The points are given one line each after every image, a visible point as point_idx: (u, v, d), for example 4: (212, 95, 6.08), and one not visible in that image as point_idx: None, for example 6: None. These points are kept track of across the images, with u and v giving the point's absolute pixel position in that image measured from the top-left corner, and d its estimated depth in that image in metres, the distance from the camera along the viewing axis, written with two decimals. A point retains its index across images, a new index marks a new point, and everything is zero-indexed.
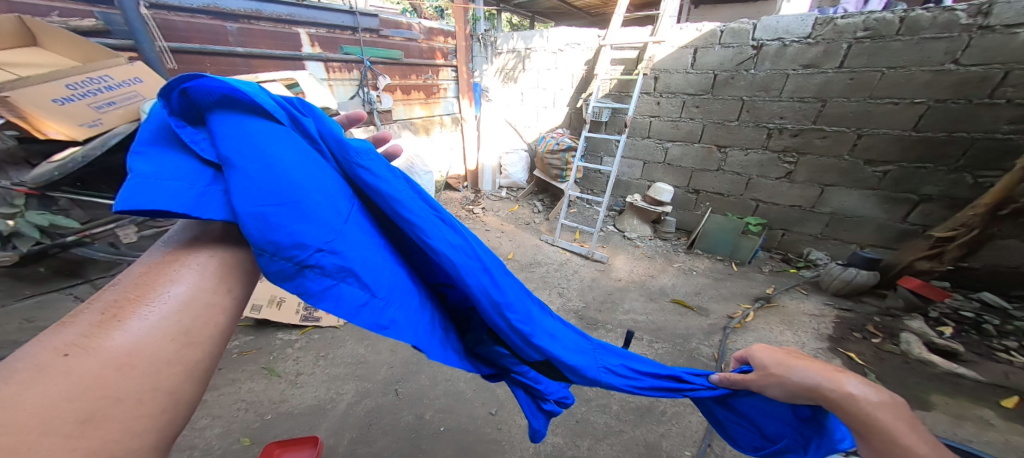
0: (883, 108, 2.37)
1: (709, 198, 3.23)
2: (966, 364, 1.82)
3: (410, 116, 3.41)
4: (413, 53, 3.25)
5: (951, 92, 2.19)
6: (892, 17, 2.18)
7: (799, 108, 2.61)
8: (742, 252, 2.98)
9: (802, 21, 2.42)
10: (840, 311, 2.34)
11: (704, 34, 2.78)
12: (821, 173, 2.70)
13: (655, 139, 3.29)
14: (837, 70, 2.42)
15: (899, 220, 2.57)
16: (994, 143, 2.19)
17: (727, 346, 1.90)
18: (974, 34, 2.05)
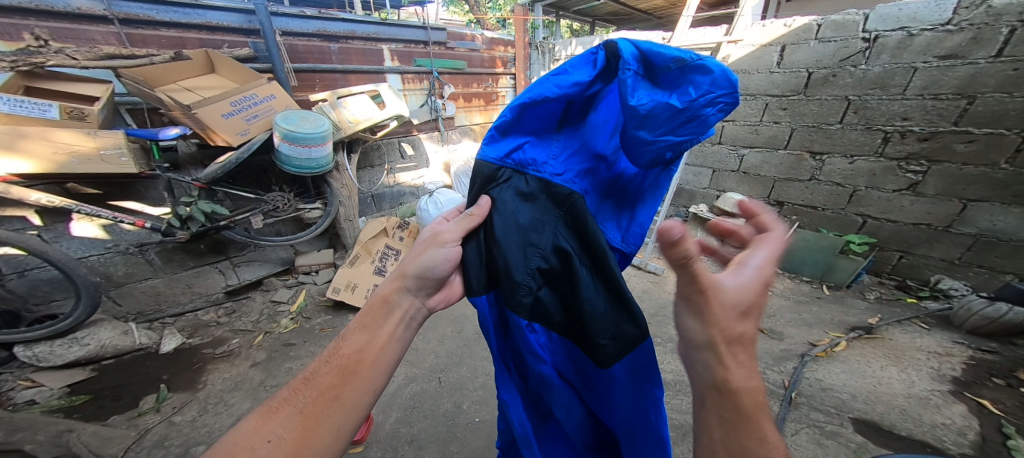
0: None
1: (797, 211, 2.86)
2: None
3: (471, 122, 3.66)
4: (477, 63, 3.49)
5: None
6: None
7: (931, 107, 2.17)
8: (839, 274, 2.55)
9: (938, 7, 2.04)
10: (973, 351, 1.87)
11: (794, 30, 2.51)
12: (962, 187, 2.21)
13: (728, 145, 3.04)
14: (991, 60, 1.97)
15: None
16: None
17: (802, 374, 1.66)
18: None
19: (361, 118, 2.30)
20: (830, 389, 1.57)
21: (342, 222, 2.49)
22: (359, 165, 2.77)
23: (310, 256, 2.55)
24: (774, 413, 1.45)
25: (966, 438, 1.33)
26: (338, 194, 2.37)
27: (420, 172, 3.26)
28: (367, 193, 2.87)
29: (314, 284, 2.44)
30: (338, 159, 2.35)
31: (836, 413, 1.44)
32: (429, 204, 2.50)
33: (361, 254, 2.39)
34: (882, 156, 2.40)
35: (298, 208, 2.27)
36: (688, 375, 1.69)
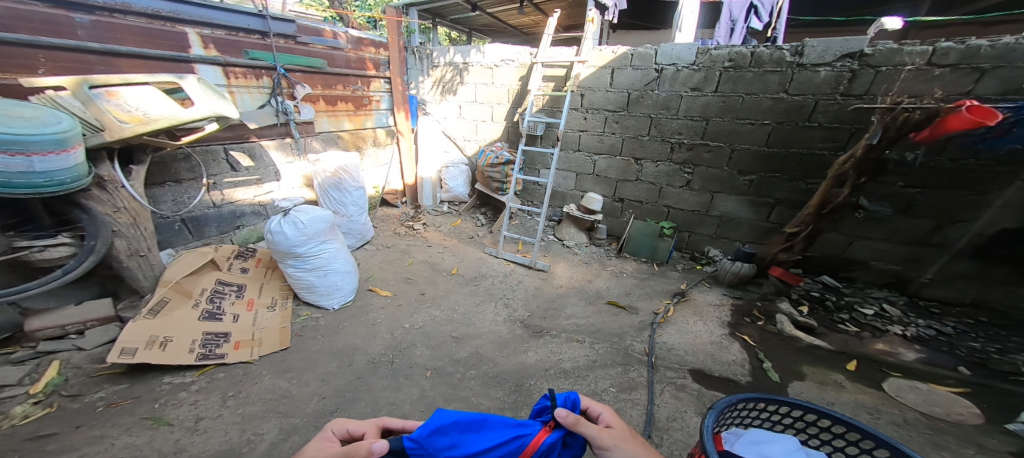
0: (745, 128, 2.90)
1: (632, 206, 3.57)
2: (819, 337, 2.32)
3: (338, 128, 3.21)
4: (338, 61, 3.06)
5: (785, 116, 2.75)
6: (746, 51, 2.70)
7: (690, 126, 3.07)
8: (661, 253, 3.35)
9: (689, 50, 2.87)
10: (732, 298, 2.78)
11: (618, 57, 3.13)
12: (708, 182, 3.19)
13: (585, 153, 3.56)
14: (714, 93, 2.90)
15: (767, 220, 3.10)
16: (813, 158, 2.77)
17: (655, 340, 2.14)
18: (795, 70, 2.61)
19: (154, 115, 1.69)
20: (673, 349, 2.08)
21: (121, 259, 1.82)
22: (152, 179, 2.07)
23: (57, 315, 1.78)
24: (645, 379, 1.82)
25: (744, 367, 1.98)
26: (107, 220, 1.71)
27: (267, 187, 2.70)
28: (174, 217, 2.19)
29: (76, 351, 1.72)
30: (101, 173, 1.67)
31: (680, 367, 1.93)
32: (284, 224, 2.07)
33: (171, 297, 1.83)
34: (672, 161, 3.25)
35: (17, 245, 1.55)
36: (582, 359, 1.95)
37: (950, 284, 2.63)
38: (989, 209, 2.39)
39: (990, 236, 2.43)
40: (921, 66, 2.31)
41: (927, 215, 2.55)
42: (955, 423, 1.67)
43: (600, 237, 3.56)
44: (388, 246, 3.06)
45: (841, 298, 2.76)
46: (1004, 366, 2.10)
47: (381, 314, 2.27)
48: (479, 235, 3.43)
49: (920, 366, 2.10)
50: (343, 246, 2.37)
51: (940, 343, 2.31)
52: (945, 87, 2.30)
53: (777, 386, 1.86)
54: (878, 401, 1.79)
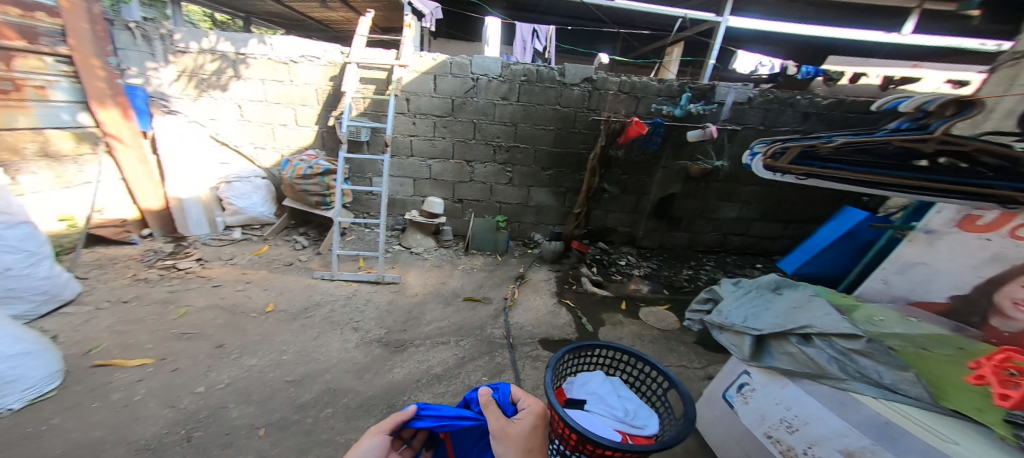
0: (539, 132, 3.54)
1: (471, 205, 3.80)
2: (605, 289, 3.17)
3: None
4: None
5: (561, 123, 3.51)
6: (533, 68, 3.29)
7: (502, 131, 3.52)
8: (501, 244, 3.70)
9: (495, 63, 3.26)
10: (555, 272, 3.40)
11: (439, 64, 3.24)
12: (524, 178, 3.73)
13: (419, 158, 3.53)
14: (517, 103, 3.41)
15: (563, 205, 3.88)
16: (576, 155, 3.65)
17: (509, 323, 2.39)
18: (562, 87, 3.37)
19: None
20: (524, 326, 2.39)
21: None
22: None
23: None
24: (509, 360, 2.02)
25: (569, 327, 2.49)
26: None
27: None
28: None
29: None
30: None
31: (531, 340, 2.25)
32: None
33: None
34: (496, 162, 3.64)
35: None
36: (451, 359, 1.99)
37: (650, 237, 4.09)
38: (653, 186, 3.80)
39: (658, 202, 3.89)
40: (619, 93, 3.40)
41: (633, 192, 3.83)
42: (677, 329, 2.65)
43: (447, 239, 3.63)
44: (129, 300, 2.19)
45: (610, 257, 3.85)
46: (680, 284, 3.44)
47: (147, 389, 1.59)
48: (297, 255, 2.94)
49: (648, 294, 3.18)
50: (7, 316, 1.45)
51: (656, 275, 3.59)
52: (625, 107, 3.46)
53: (592, 334, 2.46)
54: (641, 327, 2.64)
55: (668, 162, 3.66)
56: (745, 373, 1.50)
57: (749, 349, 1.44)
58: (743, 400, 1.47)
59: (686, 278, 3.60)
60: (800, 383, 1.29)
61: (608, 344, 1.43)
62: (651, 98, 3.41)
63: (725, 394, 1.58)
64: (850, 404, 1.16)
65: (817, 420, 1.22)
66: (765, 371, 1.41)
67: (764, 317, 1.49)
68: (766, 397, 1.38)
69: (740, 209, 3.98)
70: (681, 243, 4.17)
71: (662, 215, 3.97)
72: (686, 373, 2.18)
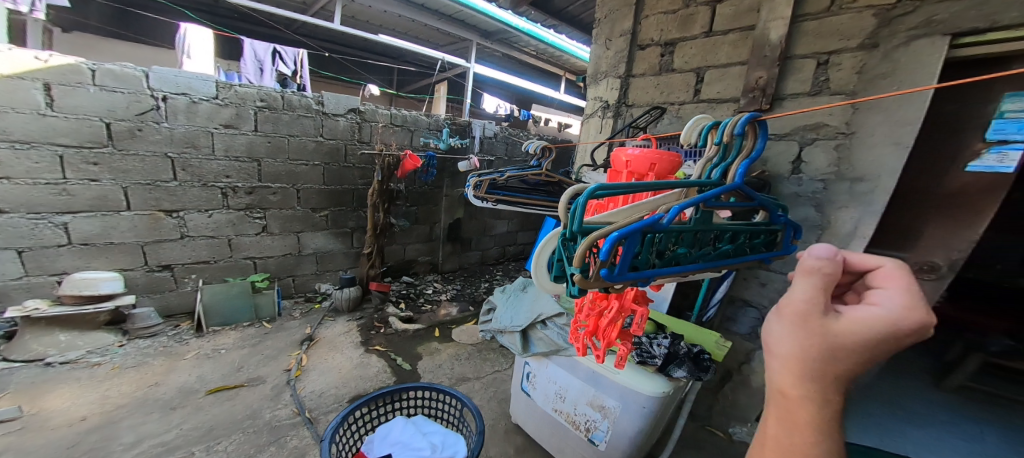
0: (301, 169, 3.02)
1: (191, 269, 2.74)
2: (416, 322, 3.06)
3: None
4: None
5: (329, 158, 3.13)
6: (275, 94, 2.78)
7: (239, 168, 2.75)
8: (266, 310, 2.88)
9: (204, 82, 2.50)
10: (357, 321, 2.98)
11: (55, 68, 2.12)
12: (288, 223, 3.07)
13: (25, 213, 2.19)
14: (254, 132, 2.76)
15: (352, 246, 3.51)
16: (356, 191, 3.37)
17: (299, 396, 1.93)
18: (321, 117, 3.01)
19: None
20: (324, 392, 1.98)
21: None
22: None
23: None
24: (310, 435, 1.66)
25: (384, 374, 2.24)
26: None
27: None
28: None
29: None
30: None
31: (337, 404, 1.91)
32: None
33: None
34: (229, 208, 2.78)
35: None
36: None
37: (451, 260, 4.34)
38: (440, 212, 4.07)
39: (448, 228, 4.18)
40: (388, 125, 3.41)
41: (425, 222, 3.98)
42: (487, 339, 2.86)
43: (145, 326, 2.51)
44: None
45: (417, 288, 3.80)
46: (482, 297, 3.79)
47: None
48: None
49: (457, 314, 3.31)
50: None
51: (461, 295, 3.81)
52: (398, 140, 3.52)
53: (411, 371, 2.32)
54: (457, 348, 2.69)
55: (449, 190, 4.03)
56: (525, 363, 1.65)
57: (520, 343, 1.60)
58: (532, 386, 1.62)
59: (485, 289, 4.03)
60: (554, 360, 1.50)
61: (415, 385, 1.49)
62: (418, 130, 3.63)
63: (520, 386, 1.71)
64: (580, 366, 1.41)
65: (572, 386, 1.45)
66: (534, 357, 1.58)
67: (522, 315, 1.70)
68: (545, 378, 1.55)
69: (507, 224, 4.86)
70: (474, 260, 4.63)
71: (455, 238, 4.29)
72: (501, 376, 2.37)
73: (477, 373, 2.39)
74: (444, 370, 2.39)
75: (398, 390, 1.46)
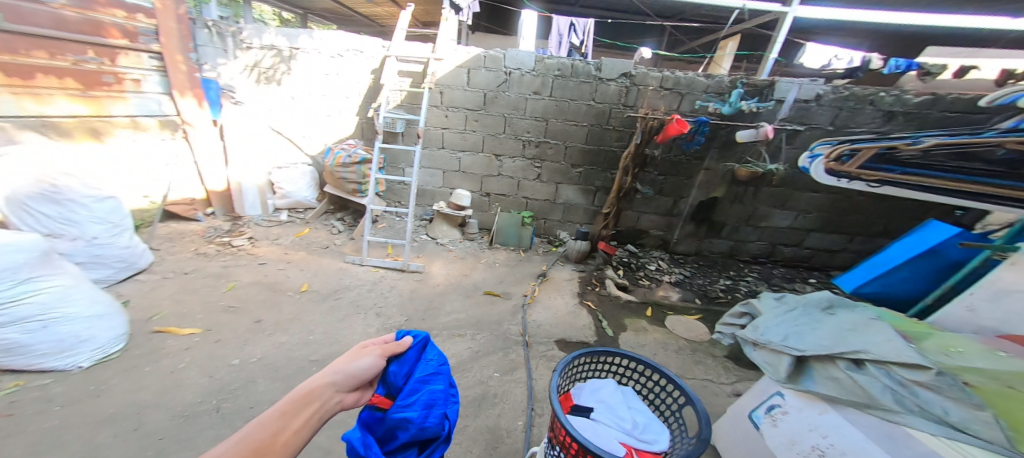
0: (571, 129, 3.48)
1: (498, 199, 3.82)
2: (630, 293, 3.08)
3: (42, 112, 2.26)
4: (29, 16, 2.16)
5: (595, 119, 3.43)
6: (568, 62, 3.24)
7: (532, 126, 3.49)
8: (525, 240, 3.71)
9: (529, 58, 3.24)
10: (580, 273, 3.35)
11: (472, 57, 3.27)
12: (554, 174, 3.70)
13: (449, 150, 3.61)
14: (549, 97, 3.37)
15: (593, 204, 3.81)
16: (610, 153, 3.56)
17: (527, 321, 2.40)
18: (597, 82, 3.28)
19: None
20: (542, 325, 2.39)
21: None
22: None
23: None
24: (523, 357, 2.04)
25: (590, 331, 2.44)
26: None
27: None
28: None
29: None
30: None
31: (548, 340, 2.24)
32: None
33: None
34: (525, 157, 3.62)
35: None
36: (466, 352, 2.03)
37: (685, 241, 3.91)
38: (694, 188, 3.60)
39: (696, 206, 3.68)
40: (657, 88, 3.24)
41: (670, 195, 3.67)
42: (705, 342, 2.52)
43: (473, 232, 3.70)
44: (198, 270, 2.45)
45: (639, 260, 3.72)
46: (714, 294, 3.27)
47: (192, 358, 1.76)
48: (333, 239, 3.13)
49: (677, 302, 3.06)
50: (90, 281, 1.74)
51: (688, 283, 3.43)
52: (666, 104, 3.29)
53: (612, 339, 2.40)
54: (665, 335, 2.53)
55: (713, 163, 3.45)
56: (777, 394, 1.38)
57: (787, 370, 1.27)
58: (771, 423, 1.36)
59: (721, 288, 3.40)
60: (843, 410, 1.17)
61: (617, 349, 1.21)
62: (697, 94, 3.22)
63: (751, 414, 1.48)
64: (899, 439, 1.04)
65: (856, 450, 1.10)
66: (801, 394, 1.27)
67: (810, 337, 1.29)
68: (801, 421, 1.26)
69: (795, 218, 3.68)
70: (721, 250, 3.96)
71: (701, 220, 3.78)
72: (711, 387, 2.08)
73: (681, 371, 2.20)
74: (645, 352, 2.33)
75: (601, 351, 1.20)
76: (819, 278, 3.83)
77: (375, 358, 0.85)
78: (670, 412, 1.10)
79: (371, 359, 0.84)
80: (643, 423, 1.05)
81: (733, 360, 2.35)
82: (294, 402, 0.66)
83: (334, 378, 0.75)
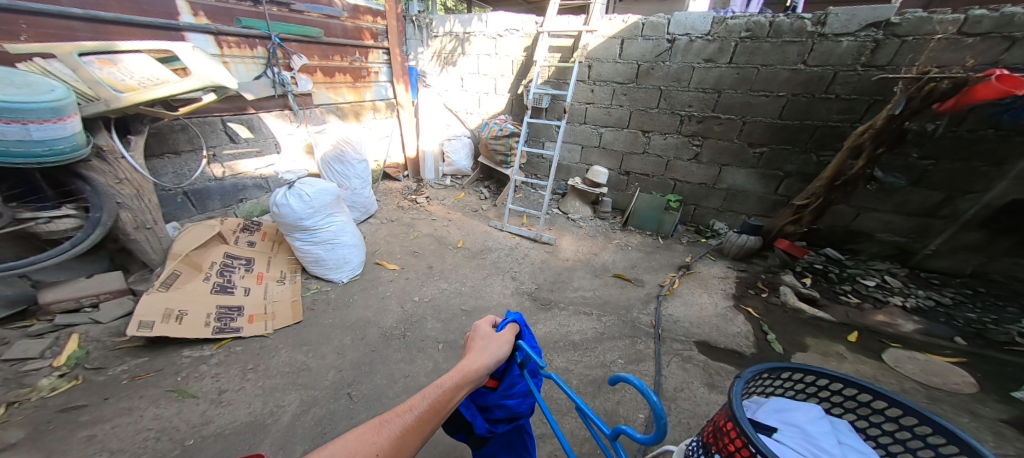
0: (759, 100, 2.81)
1: (638, 179, 3.50)
2: (820, 308, 2.37)
3: (337, 99, 3.18)
4: (335, 31, 3.00)
5: (801, 88, 2.66)
6: (764, 20, 2.58)
7: (701, 99, 2.97)
8: (666, 226, 3.31)
9: (705, 20, 2.73)
10: (737, 272, 2.78)
11: (629, 26, 2.98)
12: (718, 154, 3.11)
13: (591, 125, 3.47)
14: (727, 65, 2.79)
15: (775, 193, 3.05)
16: (829, 129, 2.70)
17: (661, 313, 2.17)
18: (817, 40, 2.51)
19: (146, 83, 1.59)
20: (679, 321, 2.11)
21: (128, 231, 1.82)
22: (151, 151, 2.03)
23: (70, 287, 1.79)
24: (652, 351, 1.85)
25: (748, 340, 2.01)
26: (110, 192, 1.69)
27: (268, 160, 2.70)
28: (176, 189, 2.20)
29: (93, 324, 1.74)
30: (100, 142, 1.62)
31: (686, 339, 1.97)
32: (290, 197, 2.08)
33: (181, 271, 1.84)
34: (681, 133, 3.16)
35: (21, 217, 1.53)
36: (590, 332, 1.98)
37: (954, 256, 2.70)
38: (1003, 180, 2.39)
39: (1003, 207, 2.44)
40: (952, 35, 2.21)
41: (943, 188, 2.55)
42: (955, 395, 1.74)
43: (605, 211, 3.53)
44: (392, 219, 3.14)
45: (846, 271, 2.81)
46: (1000, 337, 2.17)
47: (391, 287, 2.29)
48: (482, 205, 3.49)
49: (906, 333, 2.19)
50: (354, 223, 2.43)
51: (939, 312, 2.40)
52: (976, 57, 2.20)
53: (780, 357, 1.91)
54: (874, 372, 1.87)
55: None
56: None
57: None
58: None
59: (1020, 333, 2.21)
60: None
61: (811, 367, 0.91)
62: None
63: None
64: None
65: None
66: None
67: None
68: None
69: None
70: None
71: (979, 226, 2.54)
72: None
73: None
74: None
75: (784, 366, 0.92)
76: None
77: (507, 347, 0.79)
78: None
79: (505, 351, 0.78)
80: None
81: (1016, 431, 1.54)
82: (454, 387, 0.67)
83: (483, 372, 0.72)
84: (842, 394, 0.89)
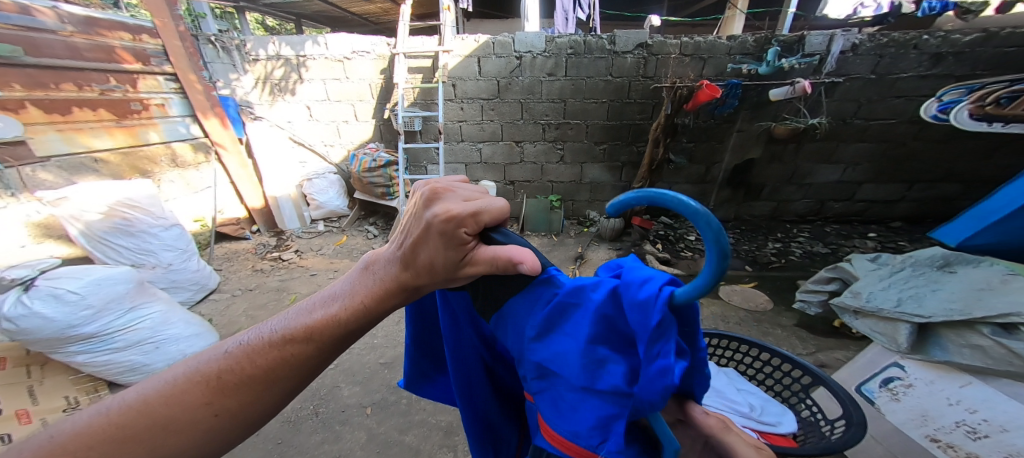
0: (591, 107, 3.31)
1: (522, 186, 3.71)
2: (674, 267, 2.97)
3: (89, 149, 2.29)
4: (47, 49, 2.12)
5: (615, 95, 3.25)
6: (580, 39, 3.05)
7: (552, 109, 3.34)
8: (555, 224, 3.59)
9: (541, 39, 3.06)
10: (615, 252, 3.22)
11: (482, 45, 3.10)
12: (578, 155, 3.54)
13: (468, 142, 3.50)
14: (565, 77, 3.20)
15: (620, 181, 3.65)
16: (634, 127, 3.38)
17: None
18: (612, 57, 3.09)
19: None
20: None
21: None
22: None
23: None
24: None
25: None
26: None
27: None
28: None
29: None
30: None
31: None
32: (33, 302, 1.40)
33: None
34: (546, 140, 3.48)
35: None
36: None
37: (722, 208, 3.76)
38: (726, 153, 3.44)
39: (731, 170, 3.53)
40: (677, 56, 3.06)
41: (701, 162, 3.52)
42: (766, 311, 2.40)
43: None
44: (253, 288, 2.51)
45: (676, 232, 3.58)
46: (765, 259, 3.11)
47: None
48: (371, 244, 3.14)
49: (726, 271, 2.92)
50: (177, 305, 1.87)
51: (735, 251, 3.26)
52: (692, 71, 3.11)
53: None
54: (722, 308, 2.42)
55: (745, 124, 3.28)
56: (895, 365, 1.23)
57: (906, 339, 1.19)
58: (892, 397, 1.23)
59: (773, 253, 3.23)
60: (995, 383, 1.03)
61: (709, 332, 1.16)
62: (721, 58, 3.04)
63: (860, 387, 1.33)
64: None
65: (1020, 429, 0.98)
66: (931, 367, 1.14)
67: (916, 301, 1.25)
68: (933, 395, 1.13)
69: (844, 172, 3.52)
70: (762, 214, 3.82)
71: (738, 184, 3.62)
72: None
73: None
74: None
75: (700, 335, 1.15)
76: (876, 232, 3.60)
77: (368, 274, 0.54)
78: (793, 394, 1.02)
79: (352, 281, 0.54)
80: (762, 406, 1.01)
81: (804, 330, 2.22)
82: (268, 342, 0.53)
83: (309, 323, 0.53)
84: (740, 351, 1.15)
